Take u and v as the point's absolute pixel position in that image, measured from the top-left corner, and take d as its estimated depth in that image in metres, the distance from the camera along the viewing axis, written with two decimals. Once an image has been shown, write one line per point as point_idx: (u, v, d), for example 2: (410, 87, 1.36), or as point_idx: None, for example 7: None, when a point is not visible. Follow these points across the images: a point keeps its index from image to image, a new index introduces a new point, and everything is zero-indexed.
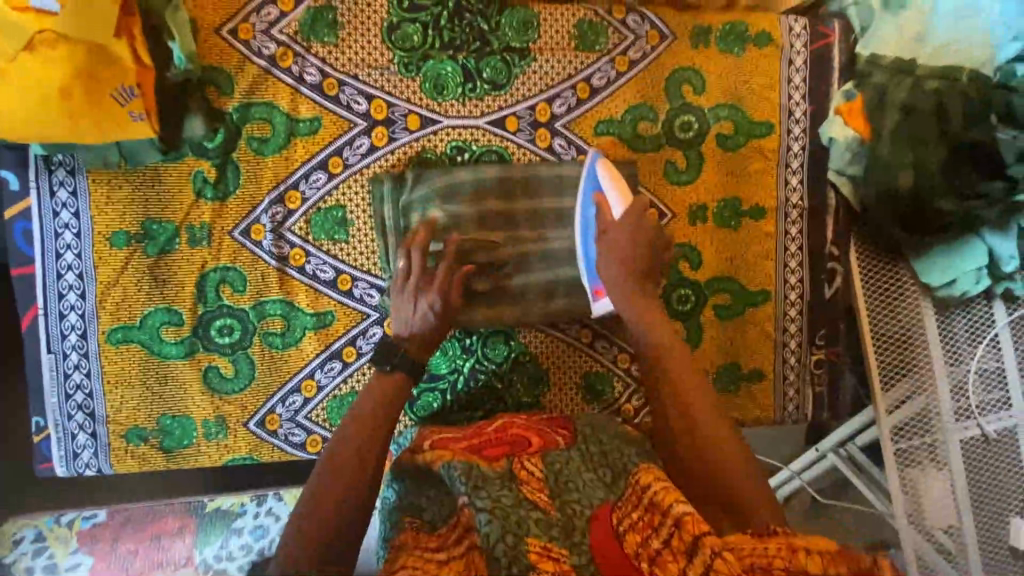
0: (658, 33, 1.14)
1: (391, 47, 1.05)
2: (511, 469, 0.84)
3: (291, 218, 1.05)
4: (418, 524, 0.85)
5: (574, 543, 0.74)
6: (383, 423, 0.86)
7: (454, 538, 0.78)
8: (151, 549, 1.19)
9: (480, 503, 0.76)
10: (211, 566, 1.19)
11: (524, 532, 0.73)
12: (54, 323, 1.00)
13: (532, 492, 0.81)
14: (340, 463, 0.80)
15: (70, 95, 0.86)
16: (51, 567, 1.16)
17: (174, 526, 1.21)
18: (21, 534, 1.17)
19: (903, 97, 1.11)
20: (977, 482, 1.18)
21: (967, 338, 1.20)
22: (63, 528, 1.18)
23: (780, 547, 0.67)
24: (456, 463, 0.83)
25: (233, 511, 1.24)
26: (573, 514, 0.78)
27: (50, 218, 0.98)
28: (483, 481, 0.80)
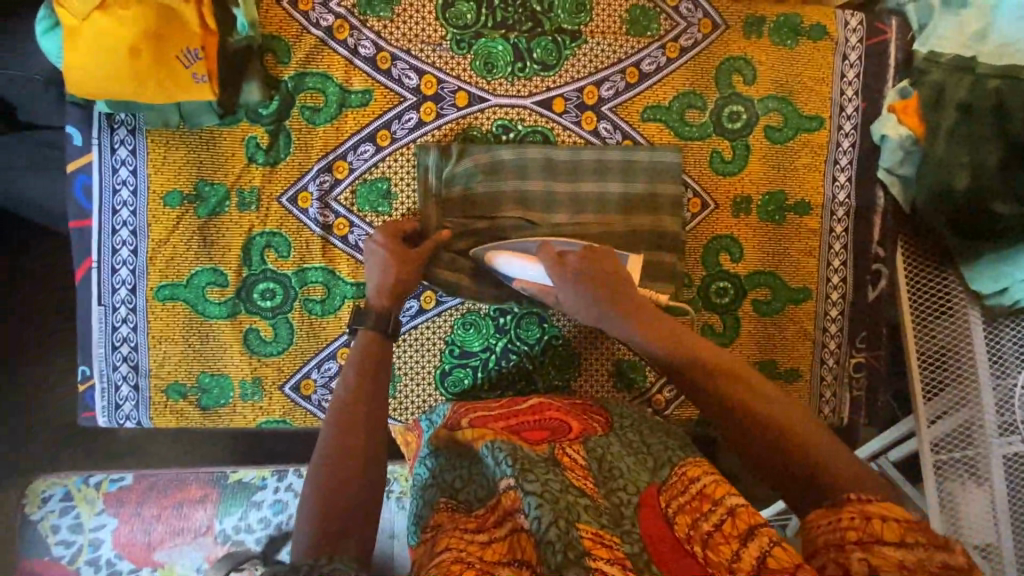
0: (710, 21, 1.13)
1: (445, 25, 1.06)
2: (554, 454, 0.83)
3: (337, 188, 1.06)
4: (453, 503, 0.84)
5: (625, 531, 0.71)
6: (381, 380, 0.87)
7: (494, 519, 0.76)
8: (172, 516, 1.22)
9: (530, 485, 0.73)
10: (230, 536, 1.23)
11: (576, 517, 0.70)
12: (106, 276, 1.03)
13: (578, 479, 0.78)
14: (349, 422, 0.80)
15: (139, 54, 0.90)
16: (76, 526, 1.20)
17: (197, 495, 1.24)
18: (50, 492, 1.21)
19: (963, 95, 1.08)
20: (1019, 502, 1.13)
21: (1016, 352, 1.15)
22: (90, 490, 1.22)
23: (853, 516, 0.63)
24: (499, 443, 0.83)
25: (254, 484, 1.25)
26: (620, 502, 0.76)
27: (109, 174, 1.01)
28: (530, 463, 0.78)
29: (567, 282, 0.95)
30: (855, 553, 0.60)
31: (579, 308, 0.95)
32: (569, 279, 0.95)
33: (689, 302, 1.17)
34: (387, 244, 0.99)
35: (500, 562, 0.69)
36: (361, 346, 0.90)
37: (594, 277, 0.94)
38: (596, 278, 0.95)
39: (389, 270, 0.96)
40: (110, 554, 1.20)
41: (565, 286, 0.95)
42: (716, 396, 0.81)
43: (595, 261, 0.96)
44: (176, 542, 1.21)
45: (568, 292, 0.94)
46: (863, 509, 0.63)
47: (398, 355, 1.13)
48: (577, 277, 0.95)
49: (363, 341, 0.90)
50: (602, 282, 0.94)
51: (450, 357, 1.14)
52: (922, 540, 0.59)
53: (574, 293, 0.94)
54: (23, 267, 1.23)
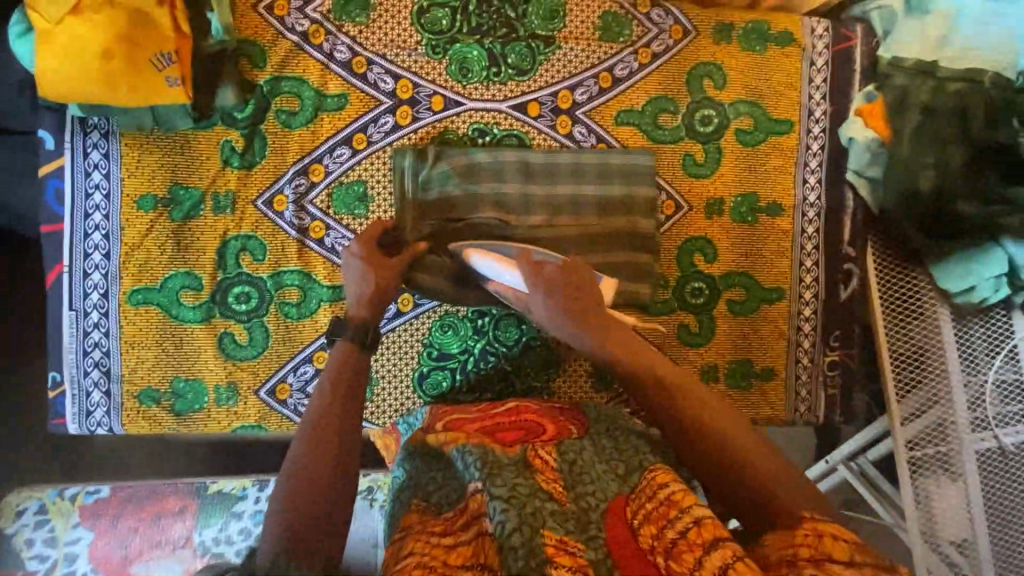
0: (681, 27, 1.15)
1: (420, 30, 1.08)
2: (525, 457, 0.84)
3: (313, 191, 1.07)
4: (424, 504, 0.86)
5: (590, 536, 0.72)
6: (357, 389, 0.87)
7: (462, 522, 0.79)
8: (151, 528, 1.20)
9: (496, 490, 0.75)
10: (209, 548, 1.20)
11: (540, 523, 0.71)
12: (78, 280, 1.02)
13: (547, 483, 0.79)
14: (324, 426, 0.81)
15: (111, 56, 0.90)
16: (51, 540, 1.18)
17: (175, 506, 1.22)
18: (25, 505, 1.19)
19: (925, 99, 1.11)
20: (992, 497, 1.15)
21: (984, 349, 1.18)
22: (66, 502, 1.20)
23: (808, 534, 0.69)
24: (470, 447, 0.84)
25: (234, 495, 1.24)
26: (588, 507, 0.76)
27: (82, 178, 1.01)
28: (498, 468, 0.79)
29: (538, 291, 0.93)
30: (808, 569, 0.65)
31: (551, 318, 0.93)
32: (542, 287, 0.93)
33: (666, 302, 1.19)
34: (365, 256, 0.97)
35: (464, 566, 0.74)
36: (338, 354, 0.90)
37: (565, 286, 0.94)
38: (565, 287, 0.94)
39: (367, 283, 0.94)
40: (86, 569, 1.17)
41: (539, 295, 0.93)
42: (682, 421, 0.82)
43: (567, 269, 0.95)
44: (156, 555, 1.19)
45: (540, 301, 0.93)
46: (816, 528, 0.69)
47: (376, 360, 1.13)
48: (551, 286, 0.93)
49: (341, 349, 0.90)
50: (573, 292, 0.94)
51: (428, 360, 1.14)
52: (868, 560, 0.65)
53: (546, 303, 0.93)
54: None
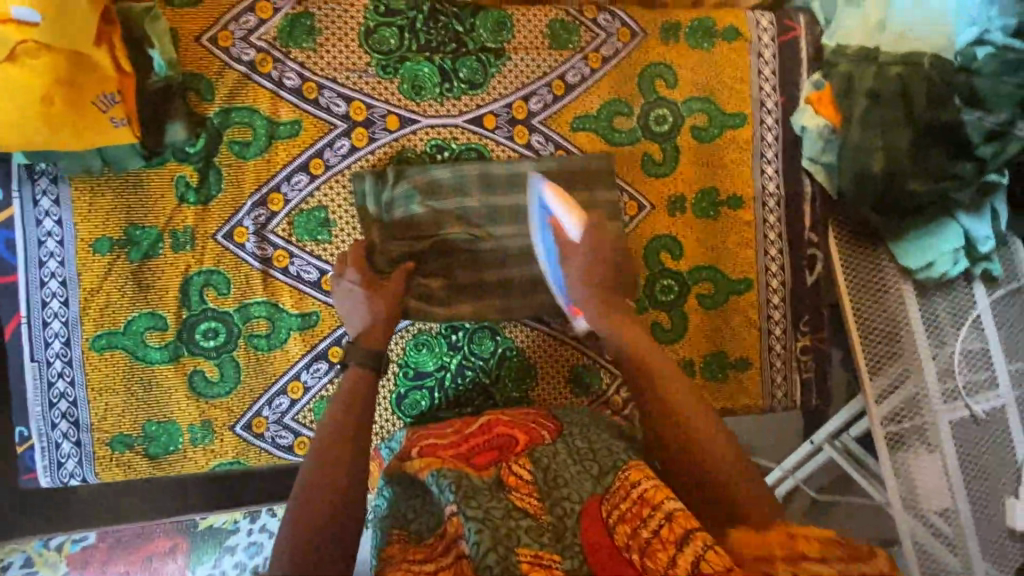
0: (629, 30, 1.17)
1: (369, 51, 1.07)
2: (499, 478, 0.84)
3: (273, 221, 1.06)
4: (404, 534, 0.86)
5: (566, 545, 0.74)
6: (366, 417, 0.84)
7: (441, 547, 0.79)
8: (143, 569, 1.22)
9: (470, 511, 0.76)
10: None
11: (516, 542, 0.72)
12: (37, 331, 1.00)
13: (522, 499, 0.81)
14: (332, 451, 0.79)
15: (51, 103, 0.87)
16: None
17: (166, 546, 1.25)
18: (9, 560, 1.20)
19: (870, 84, 1.13)
20: (969, 462, 1.19)
21: (950, 321, 1.23)
22: (51, 552, 1.22)
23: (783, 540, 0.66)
24: (444, 471, 0.83)
25: (225, 529, 1.27)
26: (563, 513, 0.78)
27: (33, 227, 0.99)
28: (473, 492, 0.79)
29: (579, 250, 1.00)
30: (784, 568, 0.63)
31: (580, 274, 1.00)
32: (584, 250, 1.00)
33: (638, 301, 1.20)
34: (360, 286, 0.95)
35: None
36: (350, 380, 0.88)
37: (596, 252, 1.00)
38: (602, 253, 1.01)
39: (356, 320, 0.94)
40: None
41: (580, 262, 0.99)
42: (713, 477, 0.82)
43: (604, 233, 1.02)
44: None
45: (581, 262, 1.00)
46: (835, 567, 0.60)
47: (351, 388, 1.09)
48: (594, 251, 1.00)
49: (352, 376, 0.88)
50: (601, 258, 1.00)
51: (405, 380, 1.13)
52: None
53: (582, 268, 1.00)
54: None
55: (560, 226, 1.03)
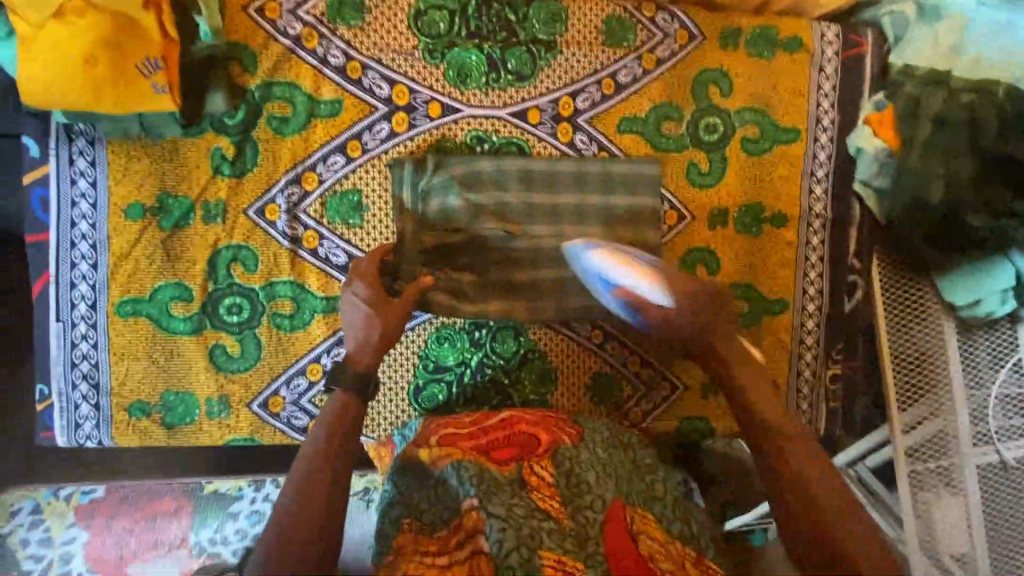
0: (687, 32, 1.12)
1: (417, 34, 1.04)
2: (521, 475, 0.85)
3: (306, 200, 1.04)
4: (417, 523, 0.84)
5: (588, 553, 0.75)
6: (354, 440, 0.83)
7: (455, 540, 0.78)
8: (147, 528, 1.26)
9: (493, 508, 0.76)
10: (205, 548, 1.27)
11: (538, 543, 0.74)
12: (64, 291, 0.99)
13: (543, 501, 0.82)
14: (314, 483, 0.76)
15: (94, 63, 0.87)
16: (47, 540, 1.23)
17: (170, 507, 1.27)
18: (19, 505, 1.24)
19: (936, 109, 1.08)
20: (993, 510, 1.14)
21: (989, 362, 1.16)
22: (59, 503, 1.25)
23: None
24: (466, 462, 0.83)
25: (230, 495, 1.29)
26: (586, 522, 0.79)
27: (68, 186, 0.98)
28: (495, 488, 0.80)
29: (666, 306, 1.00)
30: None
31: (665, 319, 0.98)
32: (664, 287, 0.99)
33: None
34: (369, 288, 0.94)
35: None
36: (339, 399, 0.86)
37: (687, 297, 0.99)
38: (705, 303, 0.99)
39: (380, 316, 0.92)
40: (81, 568, 1.23)
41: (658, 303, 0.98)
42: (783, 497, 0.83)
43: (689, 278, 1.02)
44: (153, 555, 1.25)
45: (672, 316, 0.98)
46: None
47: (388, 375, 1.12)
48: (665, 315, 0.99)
49: (340, 400, 0.86)
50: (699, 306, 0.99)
51: (424, 373, 1.12)
52: None
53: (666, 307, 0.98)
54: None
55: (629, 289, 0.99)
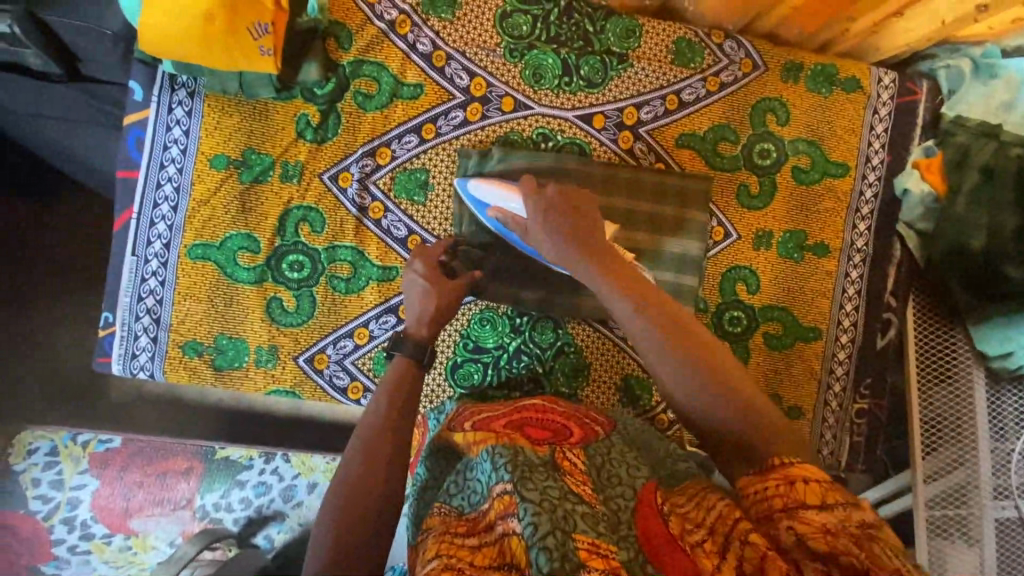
0: (751, 61, 1.18)
1: (501, 33, 1.11)
2: (553, 459, 0.83)
3: (378, 172, 1.10)
4: (445, 507, 0.86)
5: (622, 536, 0.72)
6: (411, 408, 0.86)
7: (484, 523, 0.78)
8: (156, 484, 1.31)
9: (528, 492, 0.73)
10: (209, 513, 1.32)
11: (572, 527, 0.69)
12: (144, 228, 1.05)
13: (577, 485, 0.79)
14: (373, 445, 0.80)
15: (212, 21, 0.94)
16: (58, 483, 1.29)
17: (182, 466, 1.32)
18: (37, 445, 1.30)
19: (985, 160, 1.12)
20: (1008, 566, 1.13)
21: (1015, 418, 1.17)
22: (76, 447, 1.31)
23: (780, 482, 0.71)
24: (500, 449, 0.83)
25: (240, 463, 1.34)
26: (618, 508, 0.77)
27: (162, 131, 1.05)
28: (529, 471, 0.77)
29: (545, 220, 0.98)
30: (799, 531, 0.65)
31: (553, 249, 0.95)
32: (551, 204, 0.98)
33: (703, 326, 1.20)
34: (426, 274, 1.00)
35: (492, 566, 0.72)
36: (398, 371, 0.90)
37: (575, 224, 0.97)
38: (604, 252, 0.93)
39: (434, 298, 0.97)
40: (86, 515, 1.28)
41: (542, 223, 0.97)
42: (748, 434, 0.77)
43: (572, 204, 0.98)
44: (156, 511, 1.30)
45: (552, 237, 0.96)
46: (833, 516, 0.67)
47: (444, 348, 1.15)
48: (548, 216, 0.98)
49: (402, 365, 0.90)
50: (585, 235, 0.96)
51: (463, 351, 1.16)
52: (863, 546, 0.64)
53: (551, 231, 0.96)
54: (22, 267, 1.35)
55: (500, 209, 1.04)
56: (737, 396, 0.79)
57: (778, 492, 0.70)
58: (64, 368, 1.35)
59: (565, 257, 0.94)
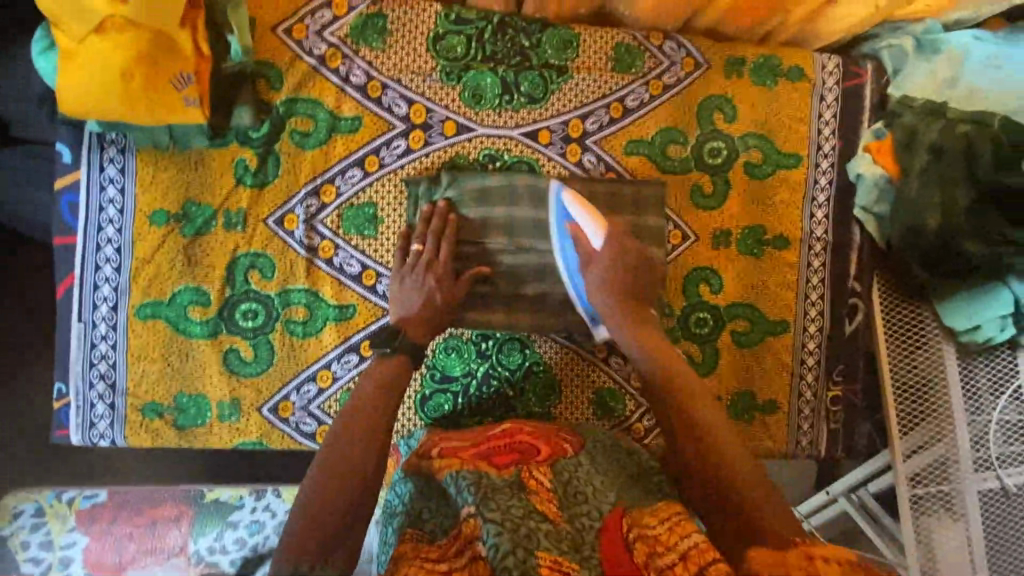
0: (693, 60, 1.17)
1: (435, 56, 1.09)
2: (520, 478, 0.83)
3: (324, 211, 1.08)
4: (418, 533, 0.85)
5: (584, 556, 0.72)
6: (388, 413, 0.90)
7: (455, 548, 0.77)
8: (146, 535, 1.22)
9: (490, 513, 0.74)
10: (203, 558, 1.22)
11: (535, 544, 0.71)
12: (88, 293, 1.03)
13: (542, 504, 0.79)
14: (347, 447, 0.84)
15: (131, 79, 0.91)
16: (47, 543, 1.20)
17: (172, 513, 1.24)
18: (22, 507, 1.22)
19: (933, 138, 1.12)
20: (995, 537, 1.13)
21: (989, 389, 1.17)
22: (64, 505, 1.23)
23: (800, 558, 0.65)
24: (464, 472, 0.83)
25: (230, 504, 1.27)
26: (582, 527, 0.77)
27: (97, 192, 1.02)
28: (493, 492, 0.78)
29: (600, 260, 1.05)
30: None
31: (604, 281, 1.04)
32: (613, 258, 1.05)
33: (670, 330, 1.19)
34: (398, 286, 1.03)
35: None
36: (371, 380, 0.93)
37: (633, 260, 1.06)
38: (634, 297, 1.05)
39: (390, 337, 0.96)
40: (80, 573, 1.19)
41: (605, 254, 1.05)
42: (722, 485, 0.84)
43: (639, 252, 1.07)
44: (149, 563, 1.20)
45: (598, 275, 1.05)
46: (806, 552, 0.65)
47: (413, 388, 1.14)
48: (615, 259, 1.05)
49: (366, 398, 0.90)
50: (636, 286, 1.06)
51: (430, 382, 1.14)
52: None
53: (609, 276, 1.04)
54: None
55: (580, 233, 1.06)
56: (729, 461, 0.86)
57: (799, 566, 0.63)
58: (29, 432, 1.31)
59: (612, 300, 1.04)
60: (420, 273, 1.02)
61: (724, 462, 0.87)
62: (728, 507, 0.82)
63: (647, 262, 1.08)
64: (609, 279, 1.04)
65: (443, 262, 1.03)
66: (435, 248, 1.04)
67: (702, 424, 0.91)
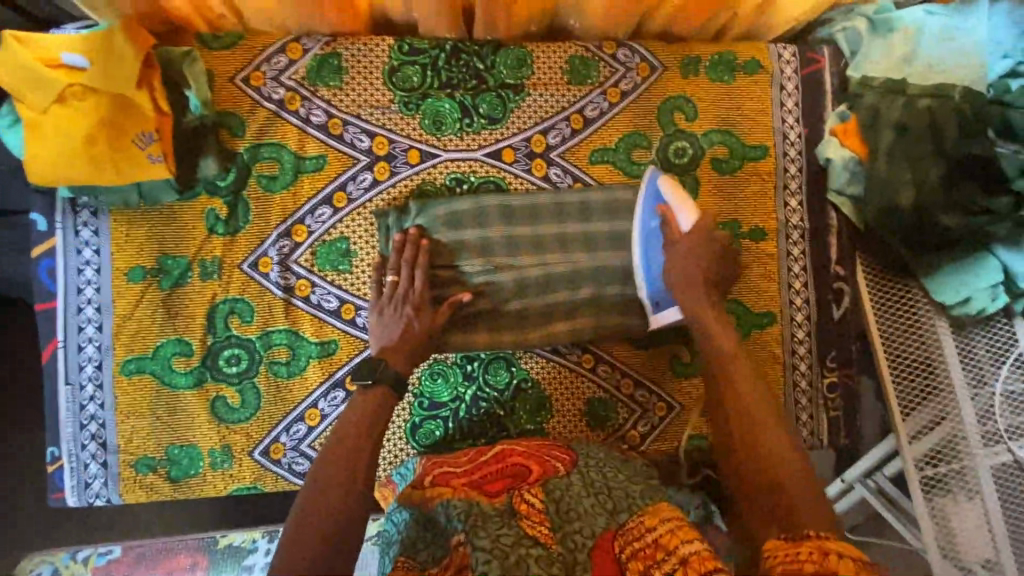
0: (648, 64, 1.18)
1: (392, 88, 1.11)
2: (511, 504, 0.82)
3: (297, 251, 1.09)
4: (410, 561, 0.81)
5: None
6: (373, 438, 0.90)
7: None
8: None
9: (480, 542, 0.74)
10: None
11: (525, 572, 0.72)
12: (72, 354, 1.04)
13: (532, 527, 0.78)
14: (330, 477, 0.84)
15: (94, 142, 0.95)
16: None
17: (186, 563, 1.22)
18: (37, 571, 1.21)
19: (896, 117, 1.12)
20: (1011, 511, 1.09)
21: (988, 359, 1.13)
22: (78, 565, 1.22)
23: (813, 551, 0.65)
24: (454, 501, 0.83)
25: (244, 548, 1.24)
26: (574, 547, 0.76)
27: (73, 256, 1.04)
28: (482, 521, 0.78)
29: (686, 242, 1.06)
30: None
31: (679, 263, 1.06)
32: (688, 246, 1.06)
33: (654, 332, 1.19)
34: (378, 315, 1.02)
35: None
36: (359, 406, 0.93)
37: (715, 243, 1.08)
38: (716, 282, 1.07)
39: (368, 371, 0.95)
40: None
41: (698, 236, 1.07)
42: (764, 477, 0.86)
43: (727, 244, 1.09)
44: None
45: (683, 258, 1.06)
46: (820, 546, 0.66)
47: (403, 415, 1.14)
48: (701, 245, 1.07)
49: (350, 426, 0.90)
50: (719, 273, 1.08)
51: (419, 410, 1.14)
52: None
53: (682, 262, 1.06)
54: None
55: (669, 212, 1.08)
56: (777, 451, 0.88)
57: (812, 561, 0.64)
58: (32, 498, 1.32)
59: (690, 281, 1.05)
60: (397, 305, 1.01)
61: (771, 455, 0.88)
62: (773, 498, 0.83)
63: (728, 252, 1.10)
64: (687, 261, 1.06)
65: (418, 288, 1.03)
66: (410, 276, 1.04)
67: (755, 415, 0.93)
